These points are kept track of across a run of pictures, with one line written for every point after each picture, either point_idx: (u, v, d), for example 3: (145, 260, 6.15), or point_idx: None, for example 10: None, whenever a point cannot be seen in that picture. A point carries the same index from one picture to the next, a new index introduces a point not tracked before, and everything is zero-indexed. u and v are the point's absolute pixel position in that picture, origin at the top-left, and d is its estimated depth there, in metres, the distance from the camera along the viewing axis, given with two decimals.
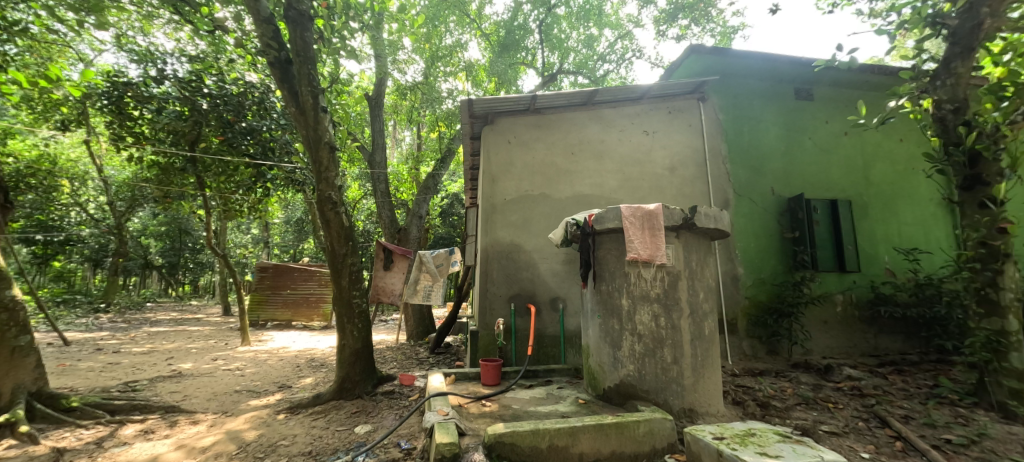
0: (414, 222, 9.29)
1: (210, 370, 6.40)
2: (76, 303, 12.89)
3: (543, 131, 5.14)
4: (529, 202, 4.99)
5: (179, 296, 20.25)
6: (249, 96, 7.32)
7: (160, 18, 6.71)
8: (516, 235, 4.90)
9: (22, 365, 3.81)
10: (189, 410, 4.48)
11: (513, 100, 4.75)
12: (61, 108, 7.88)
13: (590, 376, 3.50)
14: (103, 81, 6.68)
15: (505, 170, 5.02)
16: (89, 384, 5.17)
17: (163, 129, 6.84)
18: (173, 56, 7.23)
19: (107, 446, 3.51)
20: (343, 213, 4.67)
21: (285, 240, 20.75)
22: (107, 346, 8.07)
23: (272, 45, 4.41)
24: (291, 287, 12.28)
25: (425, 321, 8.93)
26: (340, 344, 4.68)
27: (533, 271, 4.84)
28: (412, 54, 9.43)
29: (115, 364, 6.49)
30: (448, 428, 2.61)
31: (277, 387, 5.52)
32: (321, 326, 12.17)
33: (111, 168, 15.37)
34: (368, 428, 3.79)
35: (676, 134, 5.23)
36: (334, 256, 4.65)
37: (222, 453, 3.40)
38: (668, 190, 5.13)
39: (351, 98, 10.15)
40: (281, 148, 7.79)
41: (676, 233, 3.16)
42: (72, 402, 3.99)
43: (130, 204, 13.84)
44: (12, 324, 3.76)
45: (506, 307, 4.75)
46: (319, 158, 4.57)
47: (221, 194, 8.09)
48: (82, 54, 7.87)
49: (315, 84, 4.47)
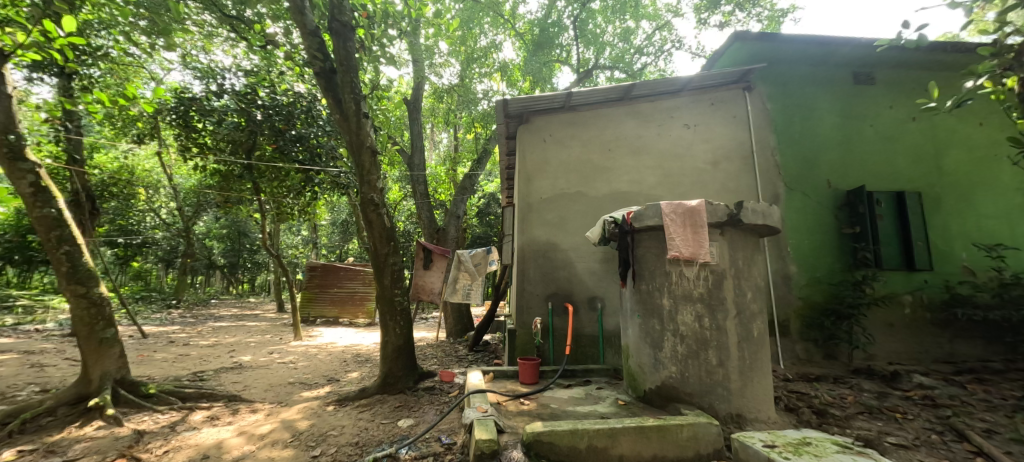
0: (452, 222, 9.44)
1: (266, 362, 6.87)
2: (151, 300, 14.23)
3: (579, 128, 5.08)
4: (565, 201, 4.95)
5: (239, 293, 21.83)
6: (298, 106, 7.81)
7: (219, 36, 7.27)
8: (553, 234, 4.88)
9: (109, 355, 4.24)
10: (249, 399, 4.83)
11: (549, 98, 4.73)
12: (137, 123, 8.74)
13: (630, 376, 3.43)
14: (172, 98, 7.34)
15: (540, 168, 5.01)
16: (163, 374, 5.69)
17: (223, 139, 7.40)
18: (230, 71, 7.81)
19: (180, 430, 3.85)
20: (385, 215, 4.83)
21: (332, 241, 21.86)
22: (178, 339, 8.84)
23: (317, 56, 4.64)
24: (338, 285, 12.93)
25: (463, 319, 9.11)
26: (383, 340, 4.86)
27: (570, 270, 4.81)
28: (448, 57, 9.61)
29: (184, 355, 7.10)
30: (487, 424, 2.65)
31: (327, 380, 5.83)
32: (366, 323, 12.71)
33: (180, 176, 16.85)
34: (410, 422, 3.92)
35: (719, 126, 5.01)
36: (376, 255, 4.83)
37: (278, 441, 3.64)
38: (711, 185, 4.92)
39: (391, 103, 10.48)
40: (327, 154, 8.17)
41: (720, 230, 3.02)
42: (150, 389, 4.42)
43: (196, 209, 15.08)
44: (99, 318, 4.17)
45: (543, 306, 4.75)
46: (362, 161, 4.77)
47: (275, 199, 8.61)
48: (153, 74, 8.69)
49: (357, 91, 4.65)
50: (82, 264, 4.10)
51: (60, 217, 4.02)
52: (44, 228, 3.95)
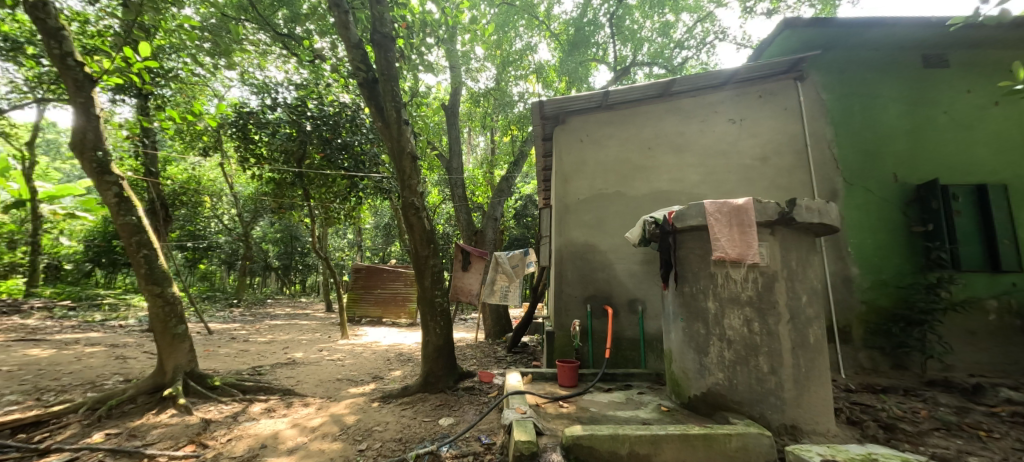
0: (490, 225, 9.54)
1: (317, 359, 7.25)
2: (215, 299, 15.44)
3: (616, 127, 4.99)
4: (603, 201, 4.87)
5: (292, 293, 23.20)
6: (344, 115, 8.20)
7: (272, 54, 7.79)
8: (591, 236, 4.81)
9: (180, 349, 4.65)
10: (301, 393, 5.12)
11: (585, 98, 4.67)
12: (203, 137, 9.55)
13: (673, 382, 3.32)
14: (232, 113, 7.97)
15: (577, 169, 4.96)
16: (226, 368, 6.15)
17: (277, 150, 7.93)
18: (283, 85, 8.34)
19: (241, 420, 4.15)
20: (425, 218, 4.96)
21: (376, 244, 22.74)
22: (239, 335, 9.53)
23: (360, 67, 4.85)
24: (381, 286, 13.43)
25: (502, 321, 9.16)
26: (424, 340, 4.99)
27: (609, 272, 4.72)
28: (484, 62, 9.74)
29: (244, 351, 7.65)
30: (526, 426, 2.66)
31: (372, 377, 6.07)
32: (408, 323, 13.10)
33: (240, 185, 18.19)
34: (451, 421, 4.01)
35: (767, 120, 4.74)
36: (417, 257, 4.98)
37: (327, 434, 3.83)
38: (760, 182, 4.67)
39: (430, 109, 10.77)
40: (370, 161, 8.55)
41: (771, 230, 2.85)
42: (215, 381, 4.79)
43: (254, 215, 16.21)
44: (173, 316, 4.58)
45: (582, 308, 4.70)
46: (403, 167, 4.93)
47: (323, 204, 9.08)
48: (216, 91, 9.46)
49: (397, 99, 4.82)
50: (157, 266, 4.53)
51: (139, 224, 4.46)
52: (126, 234, 4.40)
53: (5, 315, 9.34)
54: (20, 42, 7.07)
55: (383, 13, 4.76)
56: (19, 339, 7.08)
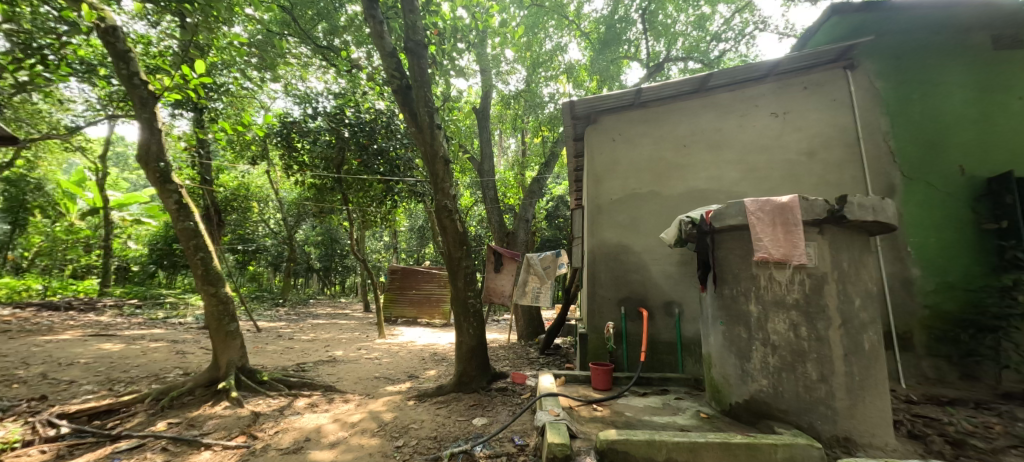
0: (522, 226, 9.54)
1: (356, 357, 7.54)
2: (263, 299, 16.37)
3: (650, 125, 4.87)
4: (637, 201, 4.77)
5: (333, 294, 24.21)
6: (379, 122, 8.49)
7: (313, 65, 8.19)
8: (624, 236, 4.72)
9: (232, 345, 4.96)
10: (341, 390, 5.33)
11: (617, 96, 4.60)
12: (251, 146, 10.18)
13: (713, 388, 3.20)
14: (278, 122, 8.47)
15: (609, 168, 4.88)
16: (273, 364, 6.51)
17: (318, 156, 8.33)
18: (323, 95, 8.75)
19: (287, 414, 4.37)
20: (457, 220, 5.04)
21: (410, 246, 23.33)
22: (284, 333, 10.06)
23: (395, 75, 5.00)
24: (416, 287, 13.77)
25: (534, 322, 9.15)
26: (458, 341, 5.06)
27: (644, 273, 4.61)
28: (514, 64, 9.79)
29: (289, 348, 8.06)
30: (560, 428, 2.64)
31: (407, 376, 6.23)
32: (442, 324, 13.34)
33: (284, 191, 19.21)
34: (485, 421, 4.05)
35: (813, 112, 4.47)
36: (450, 259, 5.06)
37: (366, 430, 3.97)
38: (806, 178, 4.41)
39: (461, 113, 10.95)
40: (405, 165, 8.79)
41: (819, 229, 2.68)
42: (264, 376, 5.08)
43: (297, 219, 17.06)
44: (225, 314, 4.90)
45: (615, 311, 4.62)
46: (436, 171, 5.04)
47: (360, 208, 9.44)
48: (263, 103, 10.04)
49: (430, 104, 4.93)
50: (213, 268, 4.87)
51: (196, 228, 4.81)
52: (186, 238, 4.76)
53: (83, 312, 10.32)
54: (94, 65, 7.80)
55: (416, 21, 4.88)
56: (94, 335, 7.80)
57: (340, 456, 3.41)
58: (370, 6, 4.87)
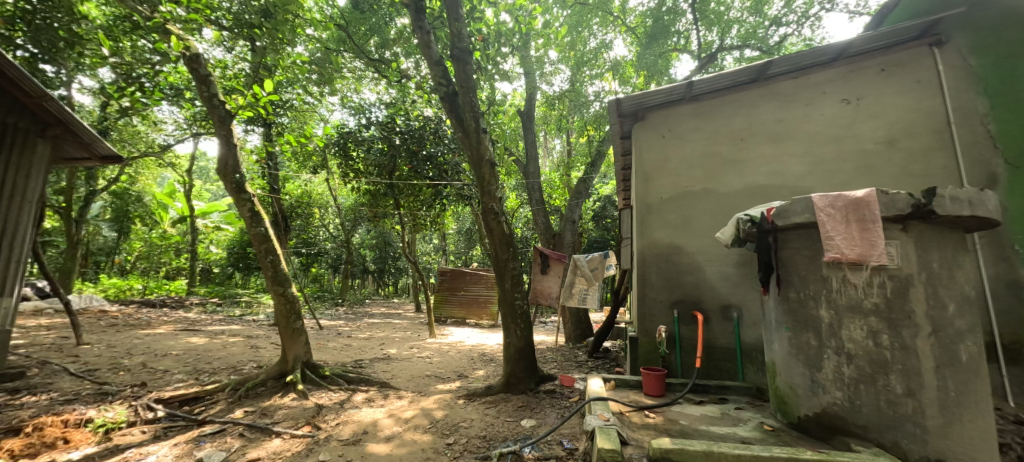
0: (568, 227, 9.44)
1: (408, 356, 7.84)
2: (324, 299, 17.51)
3: (703, 119, 4.63)
4: (689, 200, 4.55)
5: (387, 294, 25.39)
6: (428, 128, 8.78)
7: (366, 78, 8.67)
8: (676, 236, 4.52)
9: (298, 341, 5.35)
10: (395, 386, 5.57)
11: (666, 91, 4.43)
12: (313, 157, 10.96)
13: (779, 399, 2.97)
14: (336, 133, 9.06)
15: (658, 166, 4.71)
16: (334, 360, 6.94)
17: (372, 164, 8.80)
18: (375, 105, 9.22)
19: (346, 407, 4.63)
20: (504, 222, 5.08)
21: (459, 248, 23.92)
22: (343, 331, 10.69)
23: (441, 82, 5.14)
24: (465, 289, 14.07)
25: (582, 324, 9.01)
26: (506, 342, 5.10)
27: (698, 275, 4.38)
28: (558, 65, 9.74)
29: (348, 346, 8.54)
30: (610, 434, 2.58)
31: (457, 375, 6.38)
32: (490, 325, 13.52)
33: (342, 197, 20.45)
34: (533, 423, 4.05)
35: (892, 97, 4.03)
36: (497, 260, 5.11)
37: (419, 426, 4.11)
38: (885, 169, 3.98)
39: (506, 116, 11.07)
40: (452, 169, 9.01)
41: (903, 225, 2.39)
42: (325, 371, 5.42)
43: (354, 223, 18.08)
44: (291, 313, 5.28)
45: (668, 314, 4.44)
46: (483, 174, 5.12)
47: (411, 212, 9.83)
48: (322, 116, 10.77)
49: (476, 109, 5.02)
50: (280, 269, 5.28)
51: (266, 233, 5.24)
52: (258, 242, 5.21)
53: (175, 309, 11.62)
54: (181, 90, 8.76)
55: (461, 29, 5.00)
56: (183, 329, 8.75)
57: (394, 450, 3.57)
58: (417, 17, 5.05)
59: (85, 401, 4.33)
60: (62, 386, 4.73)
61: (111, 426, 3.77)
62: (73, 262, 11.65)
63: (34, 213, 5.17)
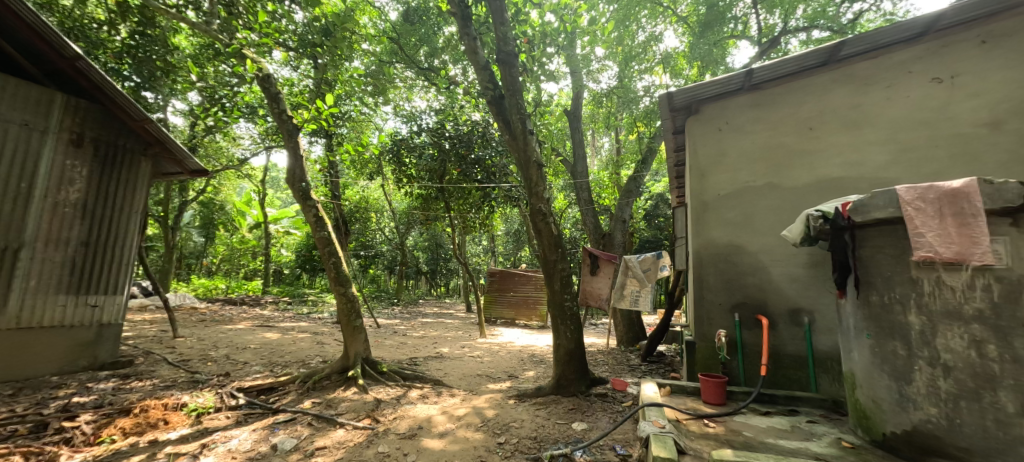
0: (618, 227, 9.20)
1: (460, 355, 8.04)
2: (381, 299, 18.44)
3: (765, 109, 4.31)
4: (751, 195, 4.25)
5: (440, 295, 26.21)
6: (476, 132, 8.96)
7: (417, 87, 9.04)
8: (737, 235, 4.25)
9: (358, 339, 5.67)
10: (448, 385, 5.73)
11: (723, 81, 4.19)
12: (370, 164, 11.62)
13: (860, 414, 2.69)
14: (390, 141, 9.54)
15: (715, 161, 4.46)
16: (391, 357, 7.29)
17: (423, 169, 9.17)
18: (426, 112, 9.59)
19: (402, 403, 4.83)
20: (552, 223, 5.06)
21: (507, 250, 24.16)
22: (399, 330, 11.19)
23: (488, 86, 5.22)
24: (514, 290, 14.17)
25: (635, 327, 8.73)
26: (556, 343, 5.06)
27: (762, 276, 4.08)
28: (606, 61, 9.54)
29: (404, 343, 8.94)
30: (666, 442, 2.47)
31: (507, 375, 6.44)
32: (539, 326, 13.52)
33: (397, 201, 21.44)
34: (584, 427, 4.00)
35: (997, 71, 3.48)
36: (546, 261, 5.10)
37: (470, 423, 4.20)
38: (990, 155, 3.44)
39: (553, 116, 11.04)
40: (500, 172, 9.12)
41: (1014, 220, 2.05)
42: (383, 368, 5.70)
43: (407, 226, 18.88)
44: (352, 311, 5.62)
45: (728, 318, 4.18)
46: (530, 176, 5.13)
47: (461, 214, 10.09)
48: (377, 125, 11.38)
49: (522, 110, 5.05)
50: (342, 271, 5.64)
51: (329, 237, 5.62)
52: (322, 245, 5.60)
53: (253, 307, 12.81)
54: (256, 108, 9.66)
55: (506, 32, 5.05)
56: (260, 325, 9.63)
57: (448, 446, 3.67)
58: (464, 25, 5.18)
59: (181, 387, 4.90)
60: (163, 374, 5.39)
61: (201, 410, 4.23)
62: (170, 264, 13.23)
63: (138, 224, 5.89)
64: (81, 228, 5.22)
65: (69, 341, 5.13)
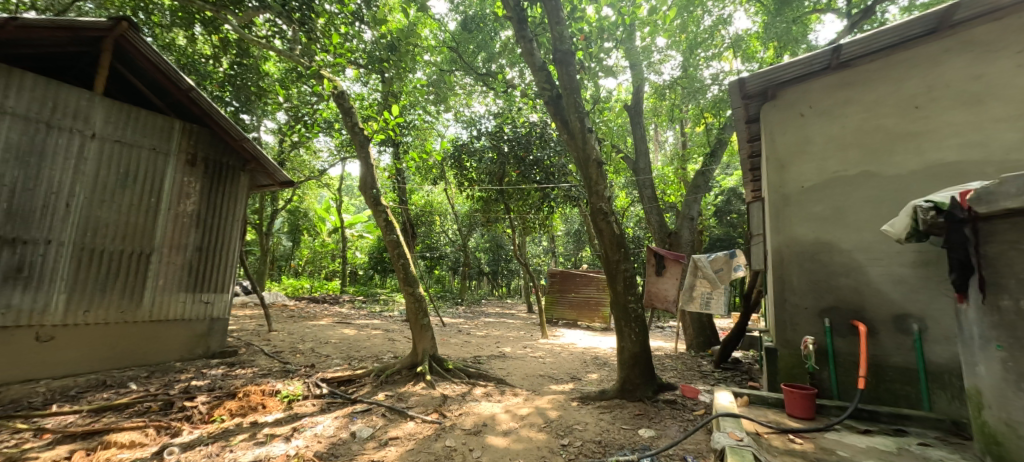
0: (686, 225, 8.70)
1: (522, 355, 8.10)
2: (446, 299, 19.21)
3: (858, 88, 3.83)
4: (842, 186, 3.79)
5: (501, 295, 26.67)
6: (534, 133, 9.03)
7: (476, 93, 9.31)
8: (825, 231, 3.82)
9: (425, 337, 5.95)
10: (511, 384, 5.81)
11: (804, 61, 3.79)
12: (434, 170, 12.16)
13: (989, 439, 2.28)
14: (451, 147, 9.93)
15: (797, 150, 4.05)
16: (456, 355, 7.54)
17: (483, 173, 9.41)
18: (485, 117, 9.84)
19: (467, 400, 4.98)
20: (614, 222, 4.91)
21: (568, 250, 23.93)
22: (463, 329, 11.56)
23: (545, 86, 5.20)
24: (575, 290, 14.00)
25: (706, 331, 8.20)
26: (619, 346, 4.90)
27: (857, 277, 3.62)
28: (668, 51, 9.08)
29: (468, 342, 9.23)
30: (744, 455, 2.29)
31: (570, 377, 6.37)
32: (602, 328, 13.22)
33: (459, 205, 22.20)
34: (652, 434, 3.84)
35: None
36: (608, 262, 4.96)
37: (534, 424, 4.22)
38: None
39: (612, 112, 10.74)
40: (559, 172, 9.07)
41: None
42: (449, 365, 5.92)
43: (469, 229, 19.46)
44: (419, 310, 5.92)
45: (816, 324, 3.77)
46: (590, 174, 5.03)
47: (520, 215, 10.18)
48: (439, 132, 11.89)
49: (581, 109, 4.97)
50: (410, 272, 5.97)
51: (397, 240, 5.97)
52: (392, 248, 5.97)
53: (333, 305, 14.02)
54: (332, 122, 10.55)
55: (562, 31, 5.02)
56: (339, 322, 10.49)
57: (512, 445, 3.72)
58: (520, 27, 5.22)
59: (275, 376, 5.49)
60: (261, 364, 6.08)
61: (292, 397, 4.70)
62: (265, 266, 14.91)
63: (239, 231, 6.69)
64: (196, 235, 6.06)
65: (188, 332, 5.99)
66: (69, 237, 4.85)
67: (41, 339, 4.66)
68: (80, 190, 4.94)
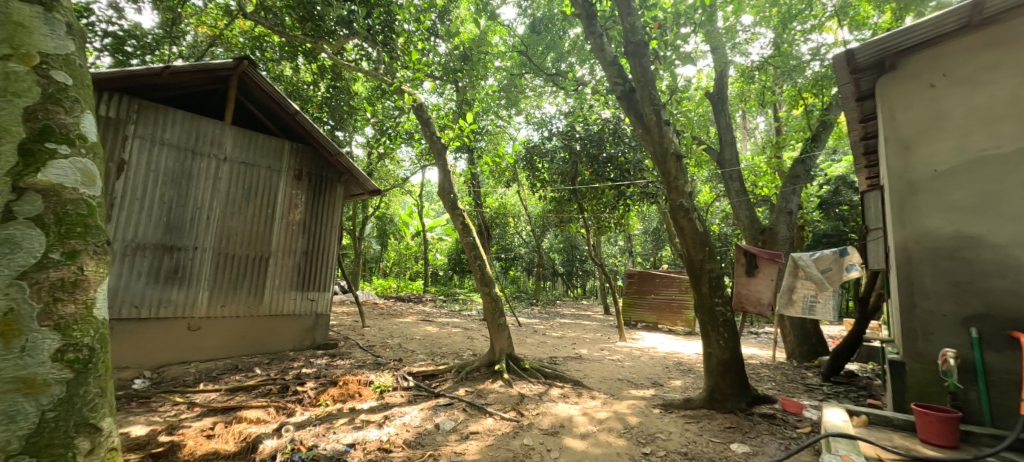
0: (783, 220, 7.82)
1: (600, 357, 7.91)
2: (522, 299, 19.49)
3: (1012, 47, 3.12)
4: (992, 167, 3.11)
5: (577, 296, 26.34)
6: (606, 130, 8.81)
7: (546, 94, 9.33)
8: (967, 223, 3.16)
9: (502, 336, 6.10)
10: (588, 386, 5.70)
11: (934, 22, 3.18)
12: (507, 173, 12.42)
13: None
14: (523, 149, 10.09)
15: (927, 127, 3.41)
16: (533, 355, 7.62)
17: (555, 173, 9.39)
18: (556, 117, 9.83)
19: (544, 400, 5.01)
20: (696, 219, 4.58)
21: (647, 250, 22.83)
22: (538, 329, 11.63)
23: (617, 81, 5.01)
24: (655, 292, 13.31)
25: (811, 339, 7.27)
26: (706, 352, 4.55)
27: (1016, 277, 2.95)
28: (756, 29, 8.23)
29: (544, 343, 9.26)
30: None
31: (651, 382, 6.08)
32: (686, 332, 12.38)
33: (532, 206, 22.39)
34: (748, 450, 3.51)
35: None
36: (691, 262, 4.63)
37: (613, 429, 4.09)
38: None
39: (692, 102, 10.03)
40: (635, 168, 8.69)
41: None
42: (525, 365, 6.01)
43: (543, 229, 19.53)
44: (495, 310, 6.08)
45: (959, 334, 3.14)
46: (668, 170, 4.74)
47: (594, 214, 9.93)
48: (510, 134, 12.12)
49: (656, 101, 4.71)
50: (486, 272, 6.18)
51: (474, 242, 6.21)
52: (469, 249, 6.22)
53: (418, 303, 15.00)
54: (413, 133, 11.34)
55: (634, 22, 4.82)
56: (423, 320, 11.18)
57: (590, 448, 3.66)
58: (589, 23, 5.14)
59: (369, 368, 6.04)
60: (357, 356, 6.73)
61: (383, 388, 5.13)
62: (359, 268, 16.43)
63: (337, 236, 7.44)
64: (303, 241, 6.89)
65: (299, 326, 6.82)
66: (209, 244, 5.85)
67: (191, 329, 5.69)
68: (216, 205, 5.93)
